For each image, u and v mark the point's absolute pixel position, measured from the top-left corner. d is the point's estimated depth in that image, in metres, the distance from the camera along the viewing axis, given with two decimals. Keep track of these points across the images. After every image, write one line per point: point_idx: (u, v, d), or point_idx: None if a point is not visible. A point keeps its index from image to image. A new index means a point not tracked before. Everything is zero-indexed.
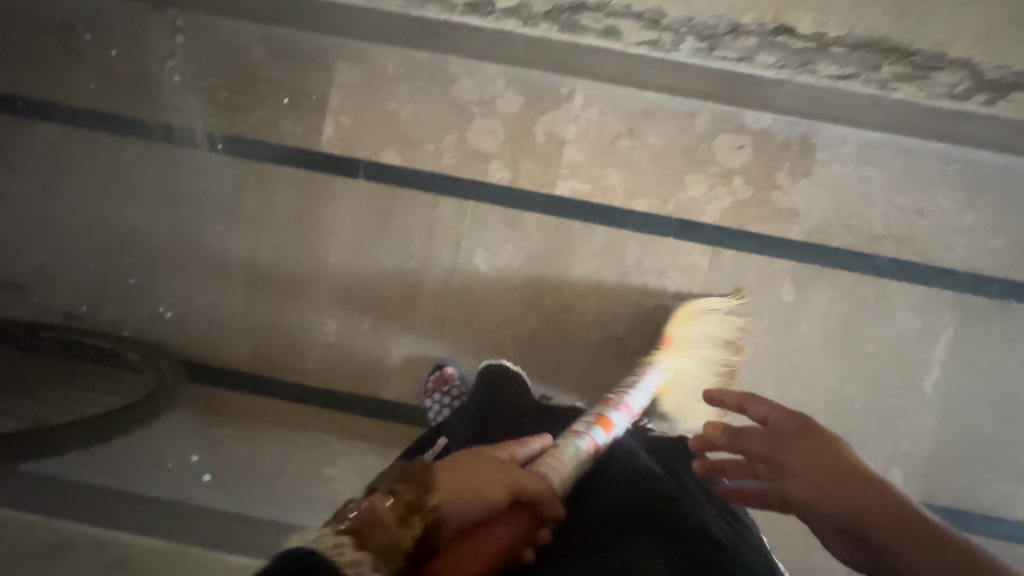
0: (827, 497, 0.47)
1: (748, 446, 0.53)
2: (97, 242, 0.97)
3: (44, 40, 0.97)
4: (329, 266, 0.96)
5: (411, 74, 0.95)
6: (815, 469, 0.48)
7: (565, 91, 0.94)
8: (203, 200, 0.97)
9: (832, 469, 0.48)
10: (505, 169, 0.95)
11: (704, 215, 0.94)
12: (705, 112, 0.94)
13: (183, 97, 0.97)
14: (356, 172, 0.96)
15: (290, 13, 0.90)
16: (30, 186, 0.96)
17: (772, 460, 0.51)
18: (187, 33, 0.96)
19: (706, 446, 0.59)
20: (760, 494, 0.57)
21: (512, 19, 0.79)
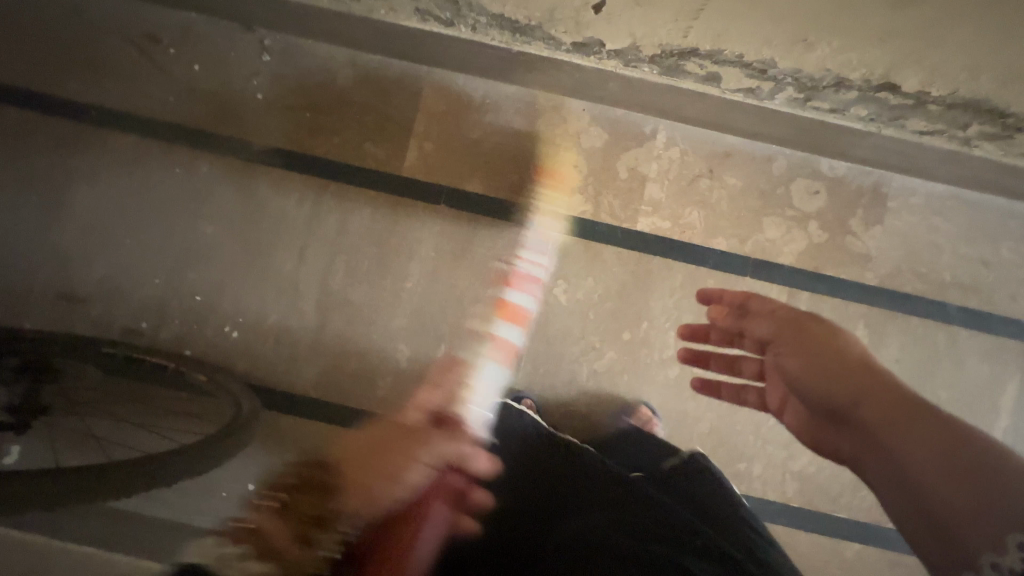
0: (824, 384, 0.54)
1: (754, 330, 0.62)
2: (165, 255, 0.94)
3: (130, 53, 0.97)
4: (405, 291, 0.94)
5: (497, 106, 0.97)
6: (819, 354, 0.55)
7: (648, 130, 0.97)
8: (277, 218, 0.95)
9: (845, 363, 0.53)
10: (587, 202, 0.96)
11: (781, 256, 0.95)
12: (783, 156, 0.97)
13: (266, 115, 0.97)
14: (438, 198, 0.95)
15: (386, 39, 0.91)
16: (101, 196, 0.95)
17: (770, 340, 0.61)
18: (274, 54, 0.97)
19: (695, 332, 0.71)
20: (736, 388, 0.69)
21: (616, 61, 0.82)
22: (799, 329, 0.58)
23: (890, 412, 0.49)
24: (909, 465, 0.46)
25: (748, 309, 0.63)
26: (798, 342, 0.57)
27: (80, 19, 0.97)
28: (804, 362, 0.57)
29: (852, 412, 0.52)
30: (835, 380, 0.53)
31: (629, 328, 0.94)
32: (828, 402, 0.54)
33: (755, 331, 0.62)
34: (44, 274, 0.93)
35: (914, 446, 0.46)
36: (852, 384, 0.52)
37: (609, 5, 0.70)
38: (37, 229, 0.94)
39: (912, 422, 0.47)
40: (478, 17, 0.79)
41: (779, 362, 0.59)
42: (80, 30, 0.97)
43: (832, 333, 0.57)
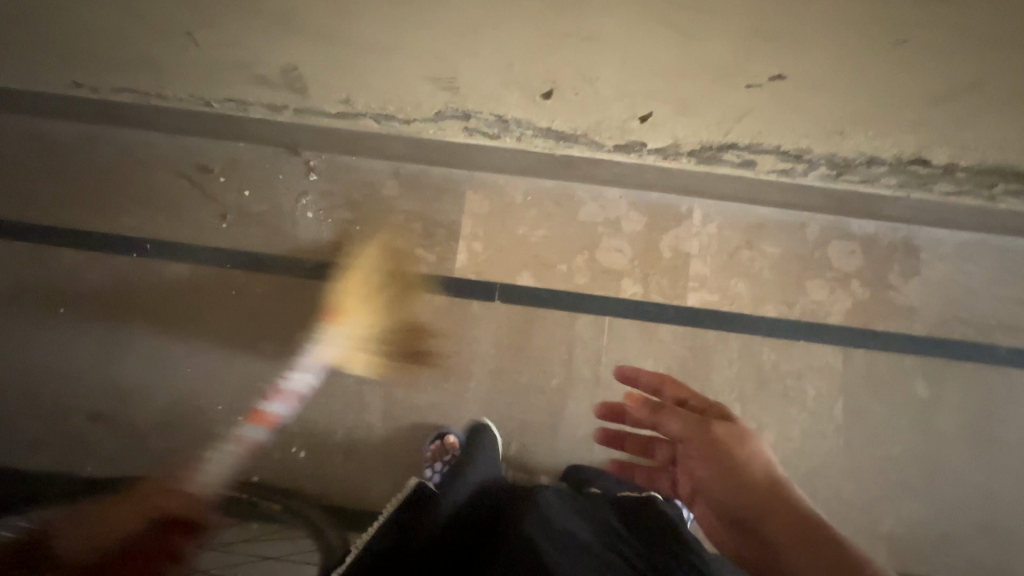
0: (732, 486, 0.58)
1: (666, 425, 0.63)
2: (224, 379, 0.95)
3: (180, 184, 1.00)
4: (468, 389, 0.95)
5: (538, 201, 1.01)
6: (727, 470, 0.59)
7: (684, 210, 1.01)
8: (335, 331, 0.97)
9: (744, 484, 0.57)
10: (636, 284, 0.99)
11: (830, 317, 0.98)
12: (815, 222, 1.01)
13: (316, 231, 1.00)
14: (491, 295, 0.98)
15: (429, 152, 0.96)
16: (158, 327, 0.96)
17: (688, 438, 0.62)
18: (320, 172, 1.01)
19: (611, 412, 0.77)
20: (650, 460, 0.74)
21: (656, 155, 0.86)
22: (707, 434, 0.61)
23: (787, 523, 0.53)
24: (793, 564, 0.51)
25: (664, 407, 0.63)
26: (708, 453, 0.60)
27: (129, 157, 1.00)
28: (713, 471, 0.60)
29: (758, 521, 0.55)
30: (744, 497, 0.57)
31: None
32: (736, 512, 0.58)
33: (671, 429, 0.63)
34: (106, 412, 0.93)
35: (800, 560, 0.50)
36: (759, 500, 0.56)
37: (655, 116, 0.75)
38: (96, 367, 0.94)
39: (783, 523, 0.53)
40: (523, 129, 0.84)
41: (692, 461, 0.63)
42: (129, 167, 1.00)
43: (732, 434, 0.60)
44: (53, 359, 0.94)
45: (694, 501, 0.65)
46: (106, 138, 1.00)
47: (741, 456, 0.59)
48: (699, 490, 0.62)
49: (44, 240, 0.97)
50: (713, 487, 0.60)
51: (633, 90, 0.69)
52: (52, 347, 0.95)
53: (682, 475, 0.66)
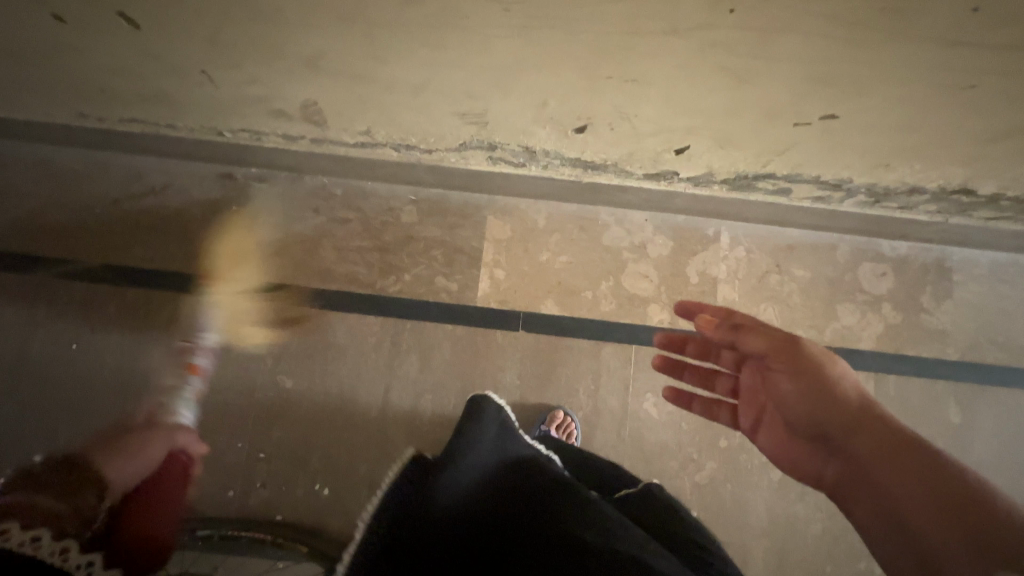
0: (824, 405, 0.55)
1: (747, 343, 0.59)
2: (245, 415, 0.93)
3: (192, 212, 0.97)
4: None
5: (561, 226, 0.98)
6: (817, 388, 0.55)
7: (712, 233, 0.98)
8: (357, 363, 0.94)
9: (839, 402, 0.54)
10: (663, 311, 0.96)
11: (862, 342, 0.96)
12: (845, 243, 0.98)
13: (333, 259, 0.97)
14: (516, 325, 0.95)
15: (450, 178, 0.93)
16: (175, 361, 0.94)
17: (767, 353, 0.58)
18: (336, 198, 0.98)
19: (670, 341, 0.70)
20: (702, 379, 0.71)
21: (687, 183, 0.83)
22: (793, 349, 0.57)
23: (877, 437, 0.51)
24: (898, 492, 0.48)
25: (742, 325, 0.60)
26: (792, 368, 0.57)
27: (140, 185, 0.97)
28: (800, 387, 0.57)
29: (847, 438, 0.53)
30: (836, 411, 0.54)
31: (725, 435, 0.93)
32: (821, 428, 0.55)
33: (750, 346, 0.59)
34: None
35: (891, 476, 0.49)
36: (850, 417, 0.53)
37: (692, 149, 0.72)
38: (112, 403, 0.92)
39: (888, 458, 0.50)
40: (551, 159, 0.80)
41: (773, 377, 0.59)
42: (140, 195, 0.97)
43: (824, 354, 0.58)
44: (72, 396, 0.92)
45: (764, 429, 0.63)
46: (117, 165, 0.98)
47: (834, 374, 0.56)
48: (779, 412, 0.59)
49: (60, 274, 0.95)
50: (793, 404, 0.57)
51: (671, 127, 0.67)
52: (69, 383, 0.93)
53: (751, 405, 0.64)
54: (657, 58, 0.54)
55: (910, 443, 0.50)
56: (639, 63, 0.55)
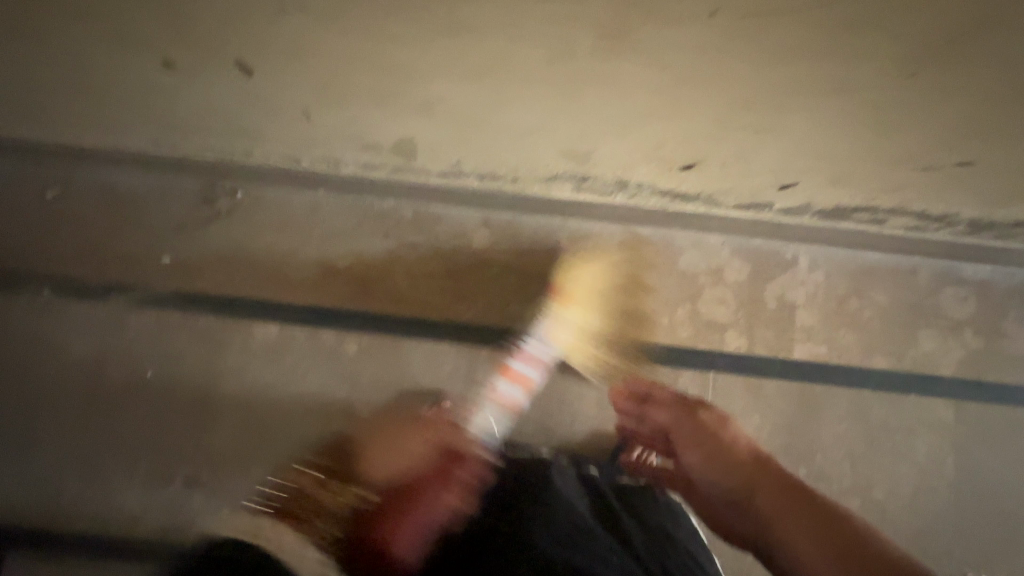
0: (727, 465, 0.69)
1: (659, 417, 0.79)
2: (322, 443, 0.92)
3: (259, 236, 0.96)
4: (571, 450, 0.93)
5: (636, 250, 0.96)
6: (720, 452, 0.70)
7: (790, 257, 0.96)
8: (433, 391, 0.94)
9: (733, 461, 0.69)
10: (741, 337, 0.95)
11: (941, 368, 0.95)
12: (926, 266, 0.96)
13: (405, 284, 0.96)
14: (592, 352, 0.95)
15: (527, 202, 0.91)
16: (249, 389, 0.93)
17: (670, 429, 0.77)
18: (407, 222, 0.96)
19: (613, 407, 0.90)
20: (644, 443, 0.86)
21: (778, 213, 0.81)
22: (695, 423, 0.74)
23: (778, 493, 0.63)
24: (799, 547, 0.58)
25: (650, 401, 0.82)
26: (698, 439, 0.73)
27: (206, 209, 0.95)
28: (706, 457, 0.71)
29: (753, 497, 0.65)
30: (737, 473, 0.67)
31: (804, 462, 0.93)
32: (732, 493, 0.68)
33: (657, 418, 0.80)
34: (203, 478, 0.91)
35: (797, 530, 0.59)
36: (744, 477, 0.67)
37: (799, 185, 0.70)
38: (188, 431, 0.92)
39: (794, 512, 0.61)
40: (642, 190, 0.78)
41: (688, 450, 0.73)
42: (206, 220, 0.95)
43: (718, 420, 0.73)
44: (147, 425, 0.92)
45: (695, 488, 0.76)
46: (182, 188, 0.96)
47: (728, 441, 0.71)
48: (699, 474, 0.72)
49: (129, 302, 0.94)
50: (706, 465, 0.71)
51: (786, 167, 0.65)
52: (143, 412, 0.92)
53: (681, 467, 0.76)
54: (807, 113, 0.54)
55: (791, 494, 0.62)
56: (784, 117, 0.54)
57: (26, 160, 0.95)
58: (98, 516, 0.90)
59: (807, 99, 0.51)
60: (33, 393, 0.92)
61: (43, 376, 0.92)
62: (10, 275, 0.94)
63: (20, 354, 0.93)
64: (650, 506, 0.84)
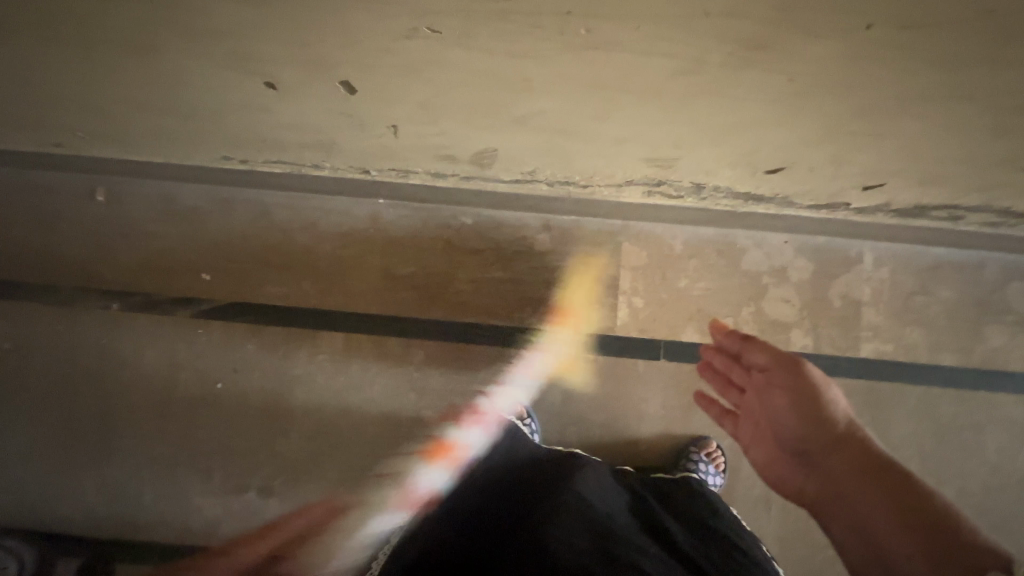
0: (806, 414, 0.63)
1: (755, 356, 0.69)
2: (392, 450, 0.94)
3: (321, 246, 0.96)
4: (639, 452, 0.94)
5: (698, 251, 0.96)
6: (803, 402, 0.64)
7: (854, 254, 0.95)
8: (500, 396, 0.95)
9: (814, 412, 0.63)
10: (806, 336, 0.95)
11: (1010, 363, 0.94)
12: (995, 261, 0.95)
13: (467, 290, 0.96)
14: (657, 354, 0.95)
15: (591, 207, 0.90)
16: (317, 398, 0.94)
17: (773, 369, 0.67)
18: (468, 228, 0.96)
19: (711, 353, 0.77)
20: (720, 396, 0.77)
21: (852, 212, 0.81)
22: (795, 370, 0.65)
23: (854, 461, 0.58)
24: (874, 516, 0.54)
25: (753, 340, 0.70)
26: (790, 387, 0.65)
27: (269, 221, 0.96)
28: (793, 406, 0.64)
29: (825, 458, 0.60)
30: (814, 427, 0.62)
31: None
32: (803, 447, 0.63)
33: (755, 358, 0.69)
34: (276, 488, 0.93)
35: (874, 502, 0.55)
36: (827, 436, 0.61)
37: (883, 186, 0.70)
38: (259, 440, 0.93)
39: (871, 488, 0.56)
40: (716, 194, 0.78)
41: (773, 394, 0.66)
42: (269, 232, 0.96)
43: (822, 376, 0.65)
44: (218, 436, 0.93)
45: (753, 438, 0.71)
46: (243, 201, 0.96)
47: (827, 398, 0.63)
48: (770, 420, 0.67)
49: (197, 315, 0.95)
50: (783, 415, 0.65)
51: (878, 169, 0.64)
52: (214, 423, 0.94)
53: (755, 415, 0.70)
54: (917, 119, 0.54)
55: (871, 466, 0.57)
56: (888, 124, 0.55)
57: (92, 178, 0.96)
58: (175, 525, 0.92)
59: (916, 108, 0.52)
60: (108, 406, 0.94)
61: (117, 389, 0.94)
62: (81, 291, 0.95)
63: (93, 370, 0.94)
64: (688, 499, 0.75)
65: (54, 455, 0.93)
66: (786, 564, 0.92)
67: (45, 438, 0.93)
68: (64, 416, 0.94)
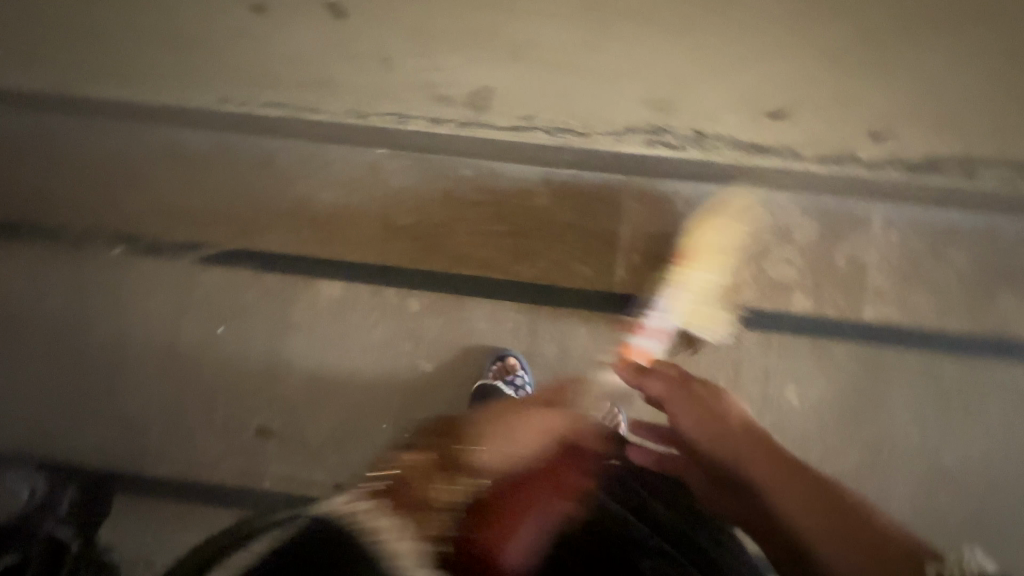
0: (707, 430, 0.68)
1: (651, 388, 0.74)
2: (388, 397, 0.95)
3: (321, 194, 0.96)
4: (631, 409, 0.94)
5: (701, 209, 0.94)
6: (710, 418, 0.69)
7: (863, 215, 0.93)
8: (494, 349, 0.95)
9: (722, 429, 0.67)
10: (807, 298, 0.93)
11: (1021, 333, 0.92)
12: (1012, 227, 0.92)
13: (464, 242, 0.96)
14: (654, 311, 0.94)
15: (593, 159, 0.89)
16: (314, 344, 0.96)
17: (667, 397, 0.73)
18: (468, 180, 0.95)
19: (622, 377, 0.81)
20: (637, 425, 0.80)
21: None
22: (684, 387, 0.73)
23: (769, 463, 0.63)
24: (779, 503, 0.60)
25: (648, 371, 0.75)
26: (690, 406, 0.70)
27: (269, 167, 0.96)
28: (697, 419, 0.69)
29: (741, 468, 0.63)
30: (725, 439, 0.66)
31: (868, 424, 0.92)
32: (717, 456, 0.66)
33: (652, 388, 0.74)
34: (276, 429, 0.95)
35: (789, 496, 0.60)
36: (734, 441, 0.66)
37: None
38: (259, 382, 0.96)
39: (782, 479, 0.61)
40: (719, 143, 0.75)
41: (676, 416, 0.71)
42: (271, 180, 0.97)
43: (709, 393, 0.72)
44: (219, 378, 0.96)
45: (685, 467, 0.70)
46: (245, 148, 0.97)
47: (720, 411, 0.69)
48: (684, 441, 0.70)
49: (199, 260, 0.97)
50: (696, 432, 0.69)
51: None
52: (216, 364, 0.96)
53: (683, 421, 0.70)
54: None
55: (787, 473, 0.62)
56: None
57: (98, 123, 0.97)
58: (178, 461, 0.95)
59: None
60: (113, 345, 0.97)
61: (124, 329, 0.97)
62: (88, 233, 0.97)
63: (99, 309, 0.97)
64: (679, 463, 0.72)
65: (62, 390, 0.96)
66: None
67: (56, 374, 0.97)
68: (73, 353, 0.97)
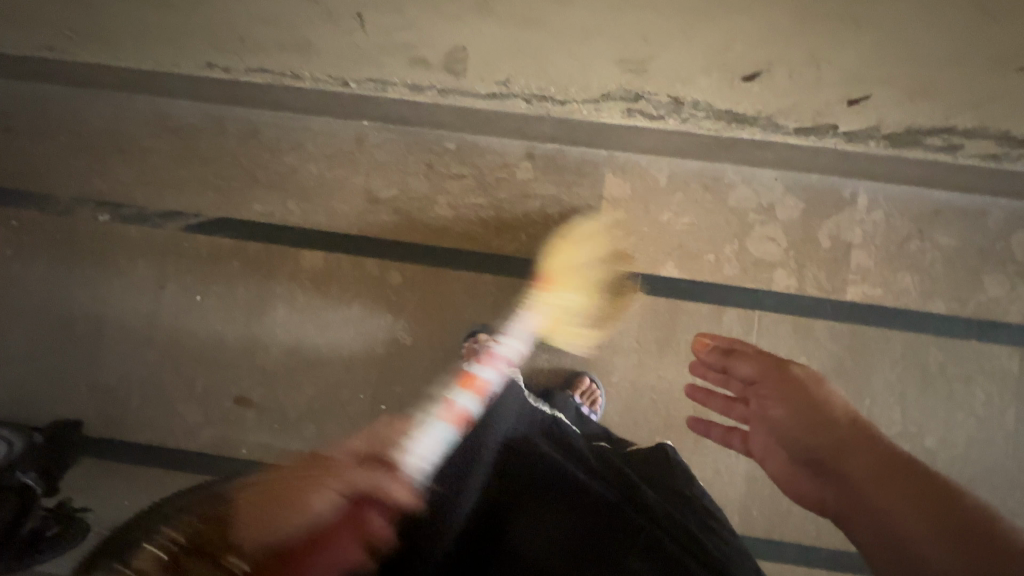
0: (808, 427, 0.53)
1: None
2: (366, 368, 0.95)
3: (306, 166, 0.97)
4: (610, 385, 0.93)
5: (684, 185, 0.93)
6: (802, 409, 0.54)
7: (849, 194, 0.92)
8: (474, 321, 0.95)
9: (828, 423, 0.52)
10: (790, 277, 0.92)
11: (1008, 315, 0.90)
12: (999, 208, 0.90)
13: (446, 215, 0.96)
14: (634, 287, 0.93)
15: (575, 133, 0.88)
16: (295, 314, 0.96)
17: None
18: (451, 154, 0.96)
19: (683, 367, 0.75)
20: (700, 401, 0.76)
21: (840, 139, 0.75)
22: None
23: (868, 451, 0.48)
24: (892, 514, 0.44)
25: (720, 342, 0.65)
26: (783, 394, 0.56)
27: (256, 139, 0.97)
28: (791, 408, 0.55)
29: (837, 460, 0.49)
30: (819, 433, 0.52)
31: (851, 405, 0.90)
32: (808, 450, 0.52)
33: None
34: (255, 398, 0.95)
35: (901, 507, 0.44)
36: (834, 436, 0.51)
37: (870, 99, 0.67)
38: (240, 351, 0.96)
39: (892, 482, 0.45)
40: (695, 112, 0.74)
41: (766, 404, 0.57)
42: (257, 151, 0.97)
43: None
44: (200, 347, 0.96)
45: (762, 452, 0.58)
46: (232, 119, 0.98)
47: (821, 396, 0.54)
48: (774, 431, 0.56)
49: (184, 230, 0.98)
50: (786, 424, 0.55)
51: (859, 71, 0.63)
52: (198, 333, 0.97)
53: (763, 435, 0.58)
54: None
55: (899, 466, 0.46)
56: None
57: (90, 93, 0.99)
58: (156, 428, 0.96)
59: None
60: (97, 313, 0.97)
61: (108, 297, 0.97)
62: (75, 202, 0.99)
63: (84, 277, 0.98)
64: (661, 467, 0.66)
65: (44, 357, 0.97)
66: (756, 505, 0.91)
67: (39, 340, 0.97)
68: (57, 320, 0.98)
